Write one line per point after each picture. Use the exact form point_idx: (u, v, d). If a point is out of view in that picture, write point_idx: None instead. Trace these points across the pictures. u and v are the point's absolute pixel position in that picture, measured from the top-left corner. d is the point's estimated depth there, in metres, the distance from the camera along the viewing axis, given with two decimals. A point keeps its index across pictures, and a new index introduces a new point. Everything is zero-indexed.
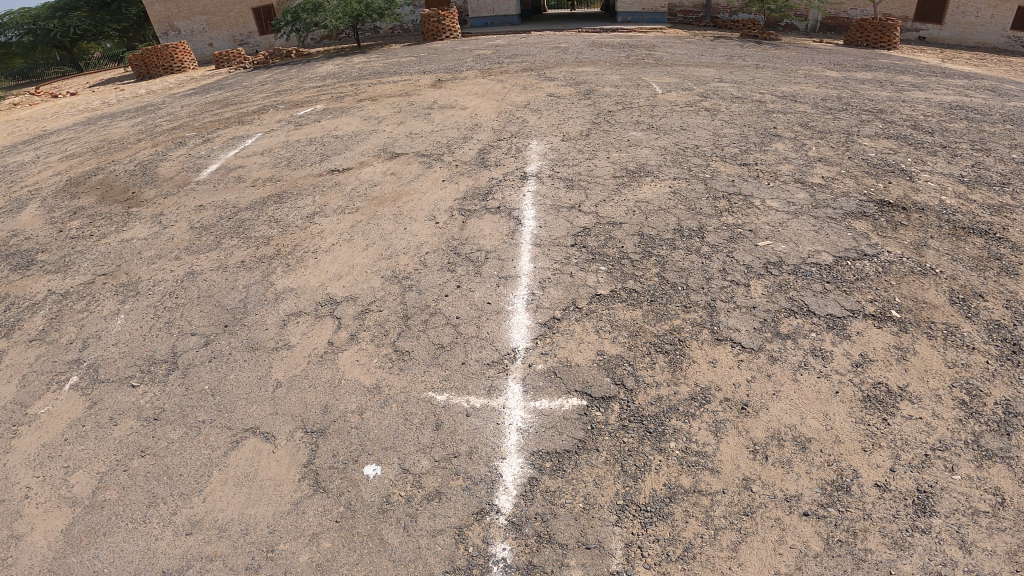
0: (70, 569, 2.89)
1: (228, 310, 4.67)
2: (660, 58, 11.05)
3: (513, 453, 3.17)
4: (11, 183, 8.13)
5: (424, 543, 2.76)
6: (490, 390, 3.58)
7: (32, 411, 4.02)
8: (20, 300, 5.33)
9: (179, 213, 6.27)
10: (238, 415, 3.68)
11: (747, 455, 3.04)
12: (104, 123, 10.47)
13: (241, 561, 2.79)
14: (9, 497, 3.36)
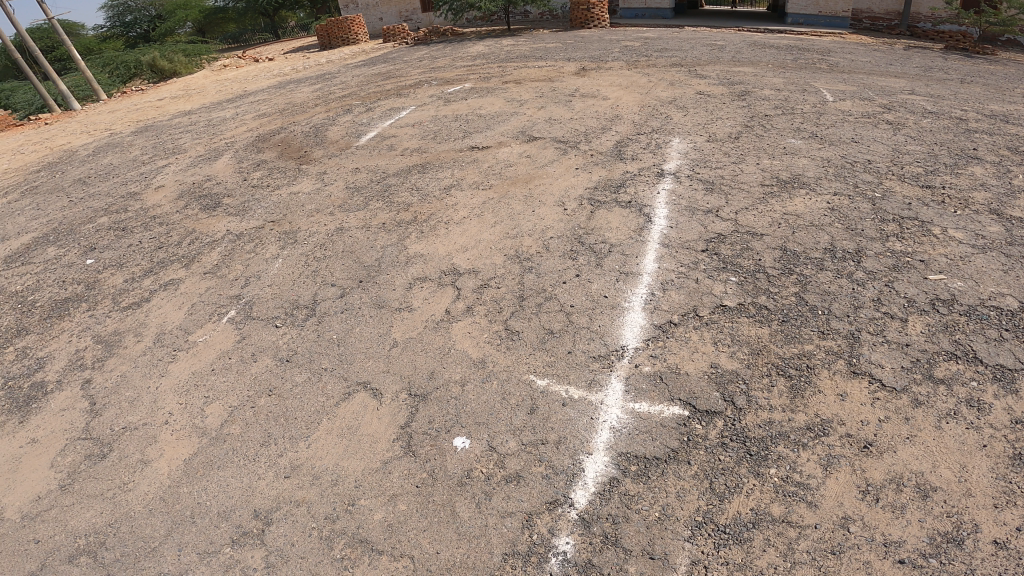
0: (184, 495, 3.22)
1: (364, 266, 4.97)
2: (837, 63, 10.29)
3: (599, 450, 3.14)
4: (211, 134, 9.13)
5: (492, 522, 2.81)
6: (591, 384, 3.55)
7: (192, 338, 4.52)
8: (204, 235, 5.99)
9: (339, 173, 6.73)
10: (356, 368, 3.92)
11: (854, 493, 2.79)
12: (290, 88, 11.42)
13: (324, 509, 3.00)
14: (155, 419, 3.81)
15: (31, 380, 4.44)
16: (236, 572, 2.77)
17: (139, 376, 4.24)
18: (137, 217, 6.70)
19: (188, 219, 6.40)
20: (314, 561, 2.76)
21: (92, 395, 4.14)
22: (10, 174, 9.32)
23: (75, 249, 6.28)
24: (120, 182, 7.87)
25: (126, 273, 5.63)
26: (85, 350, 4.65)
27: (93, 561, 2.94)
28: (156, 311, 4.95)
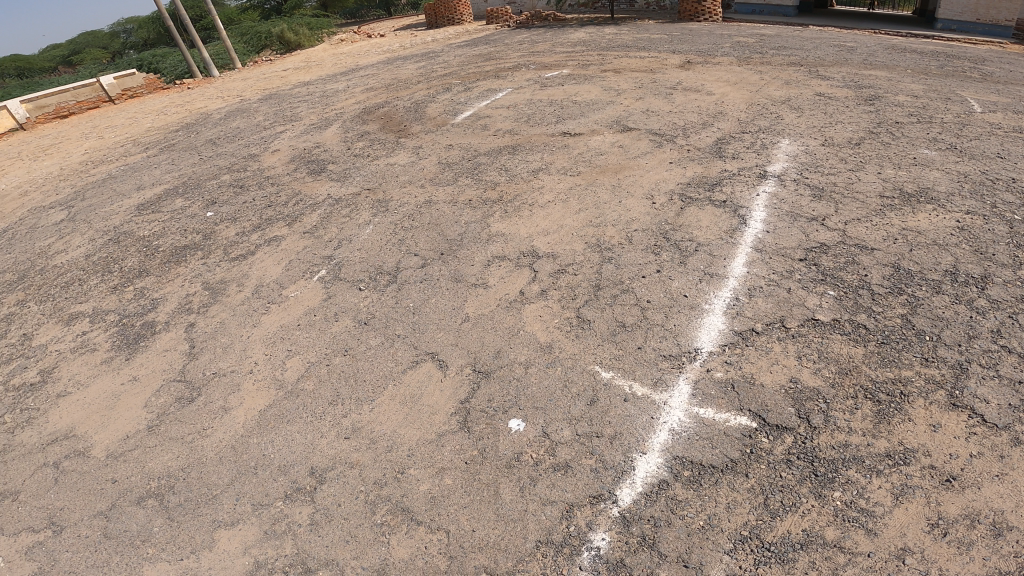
0: (252, 446, 3.42)
1: (447, 240, 5.07)
2: (990, 73, 9.37)
3: (654, 451, 3.05)
4: (326, 105, 9.54)
5: (531, 508, 2.82)
6: (656, 382, 3.45)
7: (285, 293, 4.78)
8: (308, 198, 6.30)
9: (433, 148, 6.88)
10: (426, 338, 4.02)
11: (921, 525, 2.59)
12: (396, 64, 11.73)
13: (374, 474, 3.11)
14: (242, 367, 4.08)
15: (144, 319, 4.85)
16: (282, 525, 2.93)
17: (235, 324, 4.54)
18: (253, 177, 7.14)
19: (296, 181, 6.75)
20: (355, 524, 2.87)
21: (192, 338, 4.48)
22: (151, 132, 10.14)
23: (198, 201, 6.79)
24: (242, 144, 8.40)
25: (238, 226, 6.02)
26: (193, 295, 5.03)
27: (160, 504, 3.17)
28: (258, 264, 5.26)
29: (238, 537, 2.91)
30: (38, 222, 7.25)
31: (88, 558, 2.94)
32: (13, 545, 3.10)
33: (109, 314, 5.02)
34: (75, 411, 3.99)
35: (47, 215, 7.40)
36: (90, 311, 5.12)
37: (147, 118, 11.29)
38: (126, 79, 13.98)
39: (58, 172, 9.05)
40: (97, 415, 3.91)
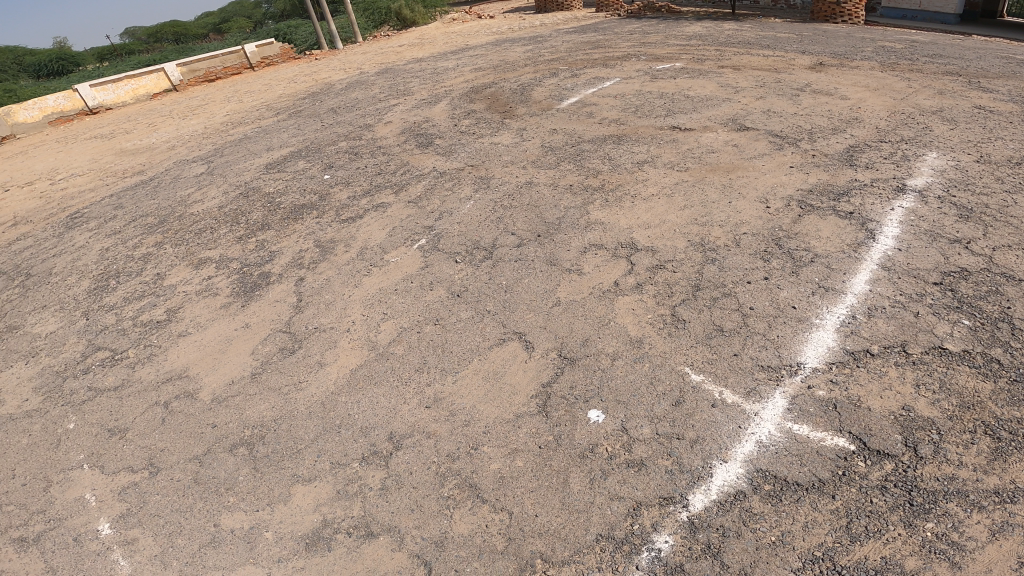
0: (340, 404, 3.56)
1: (545, 223, 5.05)
2: None
3: (736, 460, 2.90)
4: (437, 82, 9.71)
5: (598, 502, 2.79)
6: (749, 392, 3.23)
7: (387, 258, 4.95)
8: (415, 169, 6.46)
9: (537, 131, 6.89)
10: (515, 317, 4.04)
11: (1012, 564, 2.34)
12: (503, 46, 11.77)
13: (448, 447, 3.17)
14: (341, 325, 4.26)
15: (262, 269, 5.17)
16: (354, 487, 3.04)
17: (339, 282, 4.74)
18: (367, 145, 7.38)
19: (405, 152, 6.94)
20: (422, 494, 2.94)
21: (300, 291, 4.72)
22: (280, 98, 10.62)
23: (317, 164, 7.09)
24: (358, 114, 8.67)
25: (350, 190, 6.25)
26: (306, 251, 5.30)
27: (249, 453, 3.34)
28: (365, 228, 5.46)
29: (312, 493, 3.04)
30: (180, 174, 7.81)
31: (178, 500, 3.13)
32: (113, 483, 3.34)
33: (232, 262, 5.39)
34: (190, 352, 4.30)
35: (189, 168, 7.95)
36: (215, 257, 5.53)
37: (278, 86, 11.82)
38: (265, 48, 14.68)
39: (204, 129, 9.60)
40: (210, 357, 4.21)
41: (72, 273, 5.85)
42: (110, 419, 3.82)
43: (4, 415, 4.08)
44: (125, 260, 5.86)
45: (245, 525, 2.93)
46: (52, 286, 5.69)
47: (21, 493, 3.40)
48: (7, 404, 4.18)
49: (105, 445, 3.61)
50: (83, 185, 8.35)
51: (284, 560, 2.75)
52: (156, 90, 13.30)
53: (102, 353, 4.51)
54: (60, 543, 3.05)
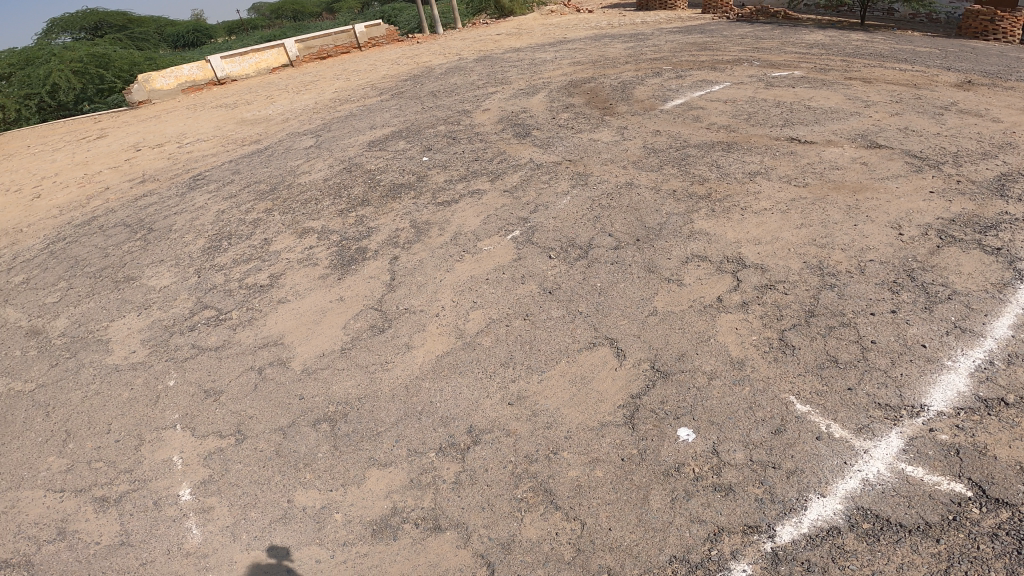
0: (423, 390, 3.66)
1: (645, 227, 4.88)
2: None
3: (835, 496, 2.72)
4: (536, 73, 9.60)
5: (677, 522, 2.69)
6: (860, 429, 3.00)
7: (480, 245, 4.98)
8: (512, 158, 6.42)
9: (640, 131, 6.72)
10: (608, 322, 3.94)
11: None
12: (604, 41, 11.55)
13: (527, 448, 3.17)
14: (430, 309, 4.37)
15: (359, 243, 5.37)
16: (427, 477, 3.10)
17: (432, 265, 4.85)
18: (465, 131, 7.37)
19: (503, 141, 6.90)
20: (495, 493, 2.95)
21: (394, 270, 4.89)
22: (384, 79, 10.71)
23: (416, 145, 7.14)
24: (457, 100, 8.64)
25: (448, 174, 6.31)
26: (402, 230, 5.44)
27: (331, 430, 3.50)
28: (459, 214, 5.50)
29: (385, 480, 3.13)
30: (291, 145, 8.01)
31: (258, 472, 3.32)
32: (200, 447, 3.57)
33: (333, 234, 5.60)
34: (288, 320, 4.57)
35: (299, 141, 8.12)
36: (318, 228, 5.76)
37: (383, 67, 11.88)
38: (373, 29, 14.68)
39: (314, 106, 9.76)
40: (305, 327, 4.45)
41: (190, 230, 6.25)
42: (207, 379, 4.12)
43: (112, 365, 4.48)
44: (238, 223, 6.17)
45: (316, 504, 3.06)
46: (170, 242, 6.12)
47: (112, 450, 3.68)
48: (117, 353, 4.61)
49: (198, 406, 3.89)
50: (207, 150, 8.70)
51: (348, 544, 2.83)
52: (274, 65, 13.77)
53: (209, 311, 4.86)
54: (139, 506, 3.25)
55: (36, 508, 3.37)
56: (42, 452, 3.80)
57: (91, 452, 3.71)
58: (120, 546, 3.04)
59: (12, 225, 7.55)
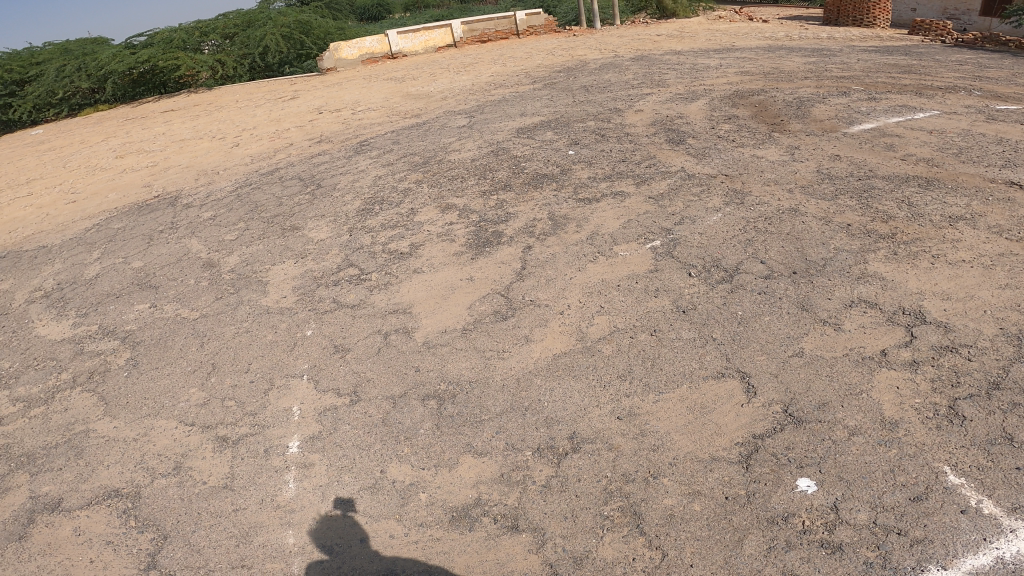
0: (534, 386, 3.64)
1: (806, 261, 4.44)
2: None
3: (960, 571, 2.42)
4: (695, 78, 9.28)
5: (766, 572, 2.50)
6: (1017, 509, 2.61)
7: (616, 250, 4.86)
8: (662, 164, 6.21)
9: (814, 153, 6.18)
10: (744, 354, 3.66)
11: None
12: (781, 54, 10.89)
13: (626, 467, 3.05)
14: (555, 305, 4.33)
15: (496, 227, 5.42)
16: (518, 475, 3.07)
17: (564, 261, 4.80)
18: (615, 130, 7.24)
19: (654, 145, 6.70)
20: (582, 505, 2.87)
21: (526, 259, 4.89)
22: (538, 68, 10.79)
23: (564, 138, 7.10)
24: (610, 97, 8.53)
25: (592, 171, 6.23)
26: (539, 220, 5.42)
27: (437, 408, 3.57)
28: (599, 214, 5.40)
29: (477, 469, 3.13)
30: (446, 123, 8.24)
31: (361, 437, 3.44)
32: (318, 402, 3.76)
33: (472, 214, 5.69)
34: (419, 290, 4.71)
35: (454, 119, 8.34)
36: (460, 205, 5.87)
37: (539, 56, 11.95)
38: (533, 17, 14.43)
39: (470, 86, 10.09)
40: (433, 300, 4.57)
41: (350, 191, 6.61)
42: (338, 335, 4.35)
43: (263, 307, 4.84)
44: (390, 190, 6.44)
45: (405, 480, 3.12)
46: (332, 200, 6.49)
47: (244, 391, 3.97)
48: (271, 295, 4.98)
49: (326, 361, 4.11)
50: (374, 120, 9.11)
51: (425, 526, 2.88)
52: (441, 45, 14.25)
53: (352, 271, 5.11)
54: (251, 451, 3.47)
55: (163, 440, 3.69)
56: (187, 382, 4.17)
57: (228, 388, 4.03)
58: (222, 489, 3.25)
59: (213, 167, 8.38)
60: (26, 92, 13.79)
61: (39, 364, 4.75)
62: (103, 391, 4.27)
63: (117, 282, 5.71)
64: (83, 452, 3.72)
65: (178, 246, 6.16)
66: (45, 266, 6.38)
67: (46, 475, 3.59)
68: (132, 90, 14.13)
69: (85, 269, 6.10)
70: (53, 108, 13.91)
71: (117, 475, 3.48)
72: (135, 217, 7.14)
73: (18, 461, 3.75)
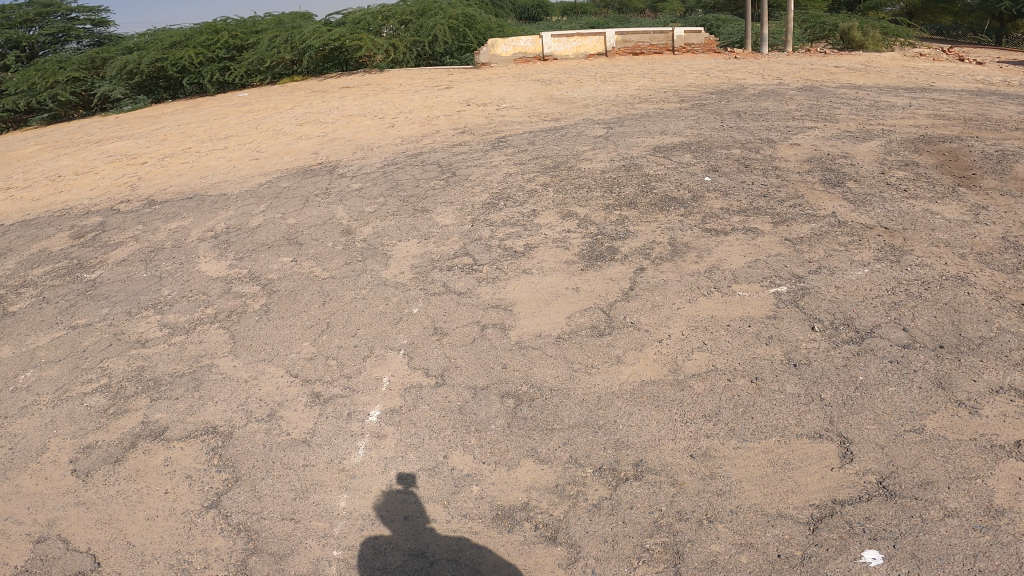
0: (613, 408, 3.62)
1: (959, 335, 3.99)
2: None
3: None
4: (872, 117, 8.64)
5: None
6: None
7: (735, 288, 4.67)
8: (809, 206, 5.88)
9: (1004, 216, 5.51)
10: (851, 420, 3.39)
11: None
12: (991, 100, 9.82)
13: (684, 505, 2.98)
14: (656, 332, 4.25)
15: (613, 243, 5.40)
16: (573, 490, 3.09)
17: (675, 290, 4.69)
18: (763, 162, 6.95)
19: (805, 184, 6.35)
20: (626, 532, 2.85)
21: (636, 281, 4.84)
22: (690, 87, 10.55)
23: (702, 163, 6.92)
24: (765, 126, 8.19)
25: (727, 202, 6.03)
26: (658, 244, 5.34)
27: (514, 409, 3.64)
28: (725, 248, 5.21)
29: (534, 474, 3.19)
30: (584, 131, 8.29)
31: (436, 420, 3.59)
32: (406, 378, 3.96)
33: (592, 225, 5.71)
34: (524, 291, 4.80)
35: (591, 128, 8.38)
36: (581, 214, 5.92)
37: (693, 74, 11.72)
38: (692, 35, 13.93)
39: (614, 97, 10.06)
40: (536, 303, 4.64)
41: (480, 183, 6.84)
42: (440, 318, 4.55)
43: (382, 279, 5.14)
44: (517, 188, 6.59)
45: (464, 470, 3.25)
46: (462, 189, 6.75)
47: (346, 354, 4.27)
48: (391, 269, 5.28)
49: (423, 340, 4.31)
50: (515, 118, 9.33)
51: (468, 517, 2.99)
52: (592, 52, 14.25)
53: (466, 260, 5.30)
54: (337, 412, 3.73)
55: (268, 386, 4.04)
56: (301, 336, 4.53)
57: (334, 348, 4.34)
58: (300, 444, 3.52)
59: (369, 144, 8.95)
60: (243, 57, 15.21)
61: (190, 296, 5.34)
62: (234, 330, 4.74)
63: (270, 234, 6.28)
64: (200, 385, 4.16)
65: (324, 211, 6.65)
66: (218, 210, 7.12)
67: (162, 403, 4.04)
68: (322, 65, 15.29)
69: (249, 219, 6.75)
70: (261, 75, 15.29)
71: (218, 413, 3.87)
72: (299, 179, 7.79)
73: (145, 384, 4.26)
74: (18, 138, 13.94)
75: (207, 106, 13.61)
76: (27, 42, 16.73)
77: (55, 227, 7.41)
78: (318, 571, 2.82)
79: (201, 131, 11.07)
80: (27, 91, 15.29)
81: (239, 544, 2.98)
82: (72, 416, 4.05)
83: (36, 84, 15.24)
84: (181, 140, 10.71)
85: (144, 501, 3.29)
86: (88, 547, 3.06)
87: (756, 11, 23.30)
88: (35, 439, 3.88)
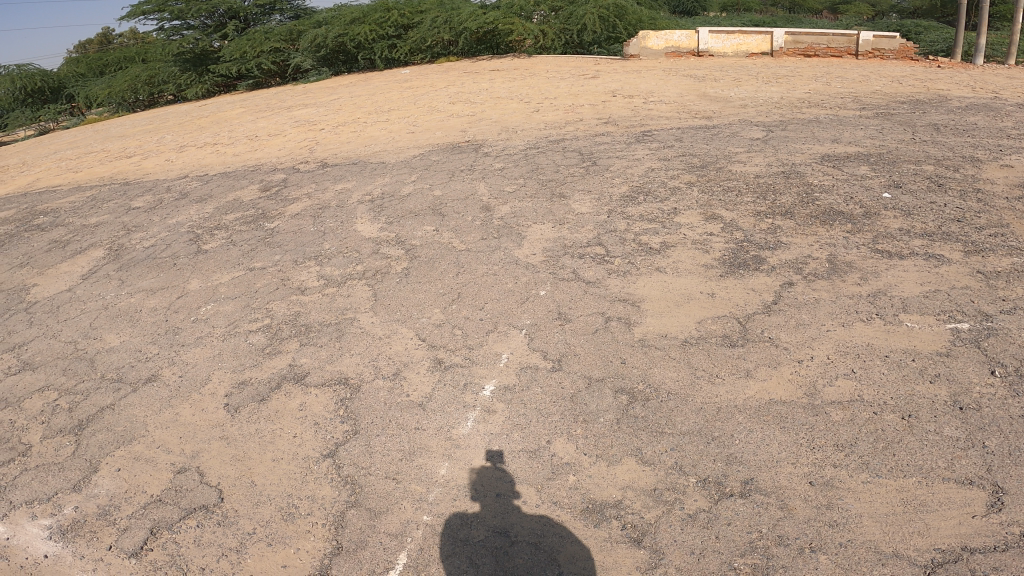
0: (733, 422, 3.45)
1: None
2: None
3: None
4: None
5: None
6: None
7: (902, 318, 4.24)
8: (1013, 237, 5.17)
9: None
10: (1014, 472, 2.97)
11: None
12: None
13: (788, 530, 2.80)
14: (795, 351, 3.98)
15: (760, 252, 5.12)
16: (671, 496, 3.01)
17: (826, 310, 4.36)
18: (960, 182, 6.21)
19: (1012, 212, 5.59)
20: (717, 548, 2.74)
21: (781, 295, 4.55)
22: (875, 95, 9.64)
23: (881, 177, 6.33)
24: (967, 143, 7.31)
25: (906, 223, 5.47)
26: (814, 259, 4.98)
27: (627, 406, 3.59)
28: (896, 273, 4.75)
29: (634, 473, 3.14)
30: (739, 132, 7.89)
31: (546, 404, 3.63)
32: (524, 358, 4.04)
33: (738, 230, 5.45)
34: (655, 289, 4.69)
35: (749, 129, 7.96)
36: (727, 218, 5.65)
37: (879, 81, 10.71)
38: (882, 40, 12.62)
39: (778, 99, 9.44)
40: (668, 303, 4.52)
41: (621, 175, 6.74)
42: (566, 303, 4.57)
43: (515, 258, 5.25)
44: (660, 184, 6.43)
45: (564, 457, 3.27)
46: (603, 179, 6.70)
47: (471, 325, 4.42)
48: (523, 250, 5.38)
49: (547, 324, 4.36)
50: (663, 113, 9.09)
51: (557, 504, 3.02)
52: (755, 51, 13.37)
53: (599, 250, 5.27)
54: (455, 381, 3.89)
55: (397, 346, 4.30)
56: (434, 302, 4.76)
57: (461, 318, 4.52)
58: (416, 407, 3.71)
59: (515, 126, 9.10)
60: (408, 36, 16.10)
61: (346, 253, 5.78)
62: (377, 289, 5.07)
63: (420, 204, 6.61)
64: (342, 336, 4.51)
65: (469, 186, 6.90)
66: (379, 177, 7.61)
67: (308, 349, 4.44)
68: (475, 47, 15.79)
69: (402, 187, 7.15)
70: (420, 54, 16.12)
71: (353, 365, 4.17)
72: (449, 154, 8.12)
73: (298, 330, 4.69)
74: (229, 100, 15.68)
75: (376, 81, 14.50)
76: (244, 12, 18.50)
77: (247, 181, 8.30)
78: (407, 532, 2.97)
79: (368, 104, 11.84)
80: (239, 59, 17.03)
81: (343, 495, 3.21)
82: (235, 351, 4.56)
83: (246, 53, 16.89)
84: (351, 111, 11.52)
85: (274, 443, 3.62)
86: (217, 482, 3.42)
87: (972, 19, 20.77)
88: (201, 369, 4.41)
